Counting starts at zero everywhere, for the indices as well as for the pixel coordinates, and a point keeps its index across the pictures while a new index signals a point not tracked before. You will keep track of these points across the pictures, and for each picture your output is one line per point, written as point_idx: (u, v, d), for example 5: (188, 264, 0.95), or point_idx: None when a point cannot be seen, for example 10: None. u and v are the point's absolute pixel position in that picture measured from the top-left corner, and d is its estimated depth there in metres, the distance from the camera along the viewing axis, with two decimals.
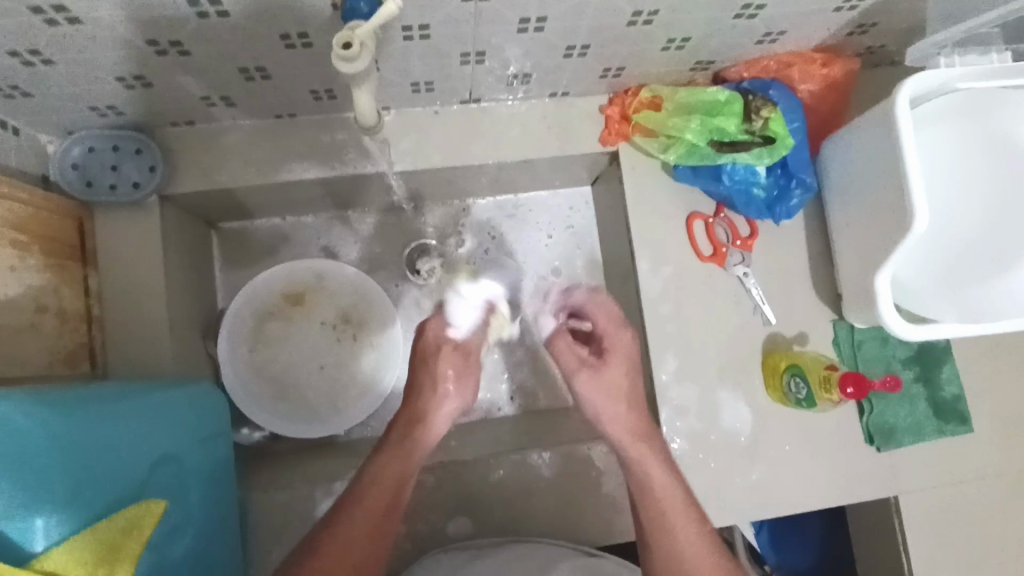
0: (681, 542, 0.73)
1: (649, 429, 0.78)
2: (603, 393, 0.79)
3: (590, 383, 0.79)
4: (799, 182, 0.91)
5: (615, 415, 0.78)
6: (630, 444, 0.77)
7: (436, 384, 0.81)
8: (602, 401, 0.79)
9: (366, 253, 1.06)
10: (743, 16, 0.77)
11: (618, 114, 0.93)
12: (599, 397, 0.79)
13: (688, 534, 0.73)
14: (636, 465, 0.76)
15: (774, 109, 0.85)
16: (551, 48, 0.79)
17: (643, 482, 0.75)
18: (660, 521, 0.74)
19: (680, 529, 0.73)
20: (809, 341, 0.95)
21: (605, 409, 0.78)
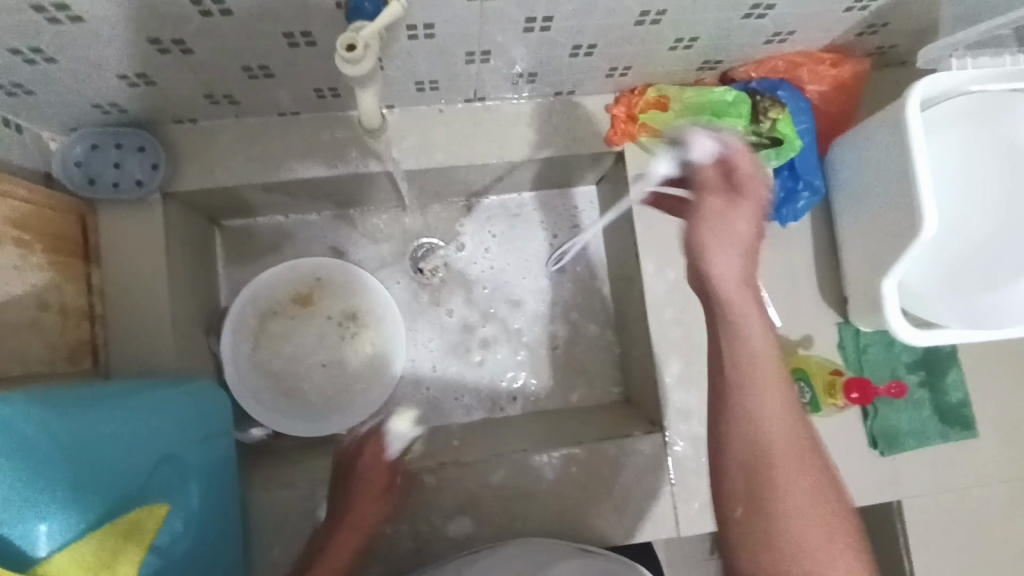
0: (768, 409, 0.68)
1: (757, 298, 0.73)
2: (722, 227, 0.73)
3: (714, 212, 0.74)
4: (806, 184, 0.90)
5: (725, 254, 0.73)
6: (732, 290, 0.72)
7: (364, 498, 0.85)
8: (716, 238, 0.73)
9: (369, 251, 1.06)
10: (752, 16, 0.76)
11: (623, 114, 0.92)
12: (713, 233, 0.73)
13: (777, 409, 0.69)
14: (752, 328, 0.71)
15: (782, 110, 0.85)
16: (557, 48, 0.78)
17: (739, 340, 0.71)
18: (750, 388, 0.69)
19: (770, 395, 0.69)
20: (814, 344, 0.94)
21: (715, 248, 0.73)
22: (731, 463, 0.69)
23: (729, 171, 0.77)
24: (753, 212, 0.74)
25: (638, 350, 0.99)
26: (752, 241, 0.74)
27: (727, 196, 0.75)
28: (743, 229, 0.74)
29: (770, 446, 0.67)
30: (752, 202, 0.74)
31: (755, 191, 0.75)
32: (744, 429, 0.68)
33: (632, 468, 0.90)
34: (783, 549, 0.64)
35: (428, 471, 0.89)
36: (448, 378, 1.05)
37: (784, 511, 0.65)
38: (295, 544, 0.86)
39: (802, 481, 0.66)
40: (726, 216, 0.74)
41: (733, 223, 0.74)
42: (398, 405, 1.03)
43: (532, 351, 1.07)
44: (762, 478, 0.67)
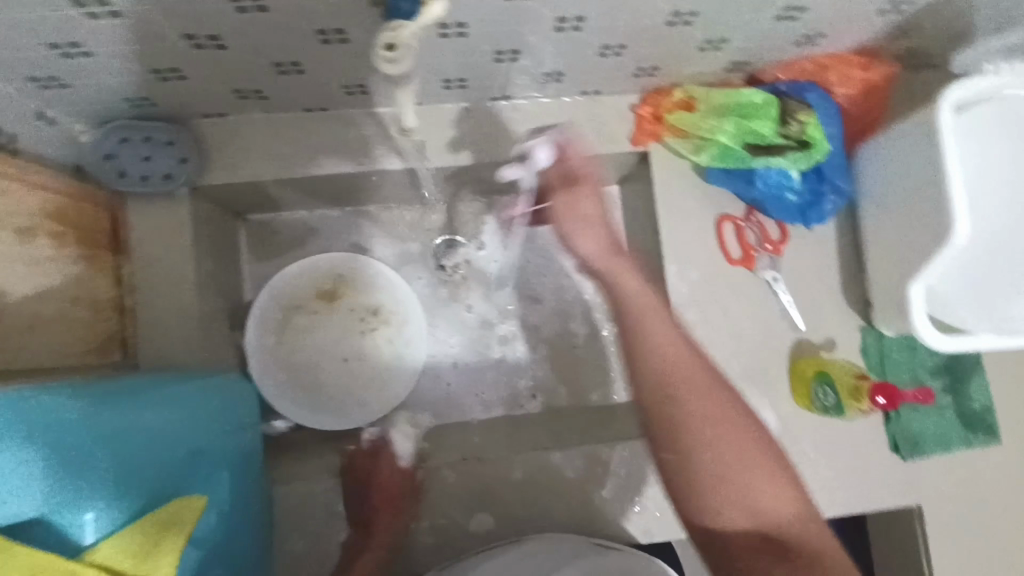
0: (660, 345, 0.71)
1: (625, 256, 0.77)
2: (577, 221, 0.78)
3: (564, 208, 0.78)
4: (833, 187, 0.90)
5: (585, 236, 0.77)
6: (602, 263, 0.76)
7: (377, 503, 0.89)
8: (578, 227, 0.77)
9: (391, 247, 1.06)
10: (785, 18, 0.75)
11: (650, 114, 0.92)
12: (571, 223, 0.78)
13: (663, 343, 0.71)
14: (632, 289, 0.74)
15: (812, 114, 0.85)
16: (587, 47, 0.78)
17: (623, 299, 0.74)
18: (638, 327, 0.72)
19: (654, 330, 0.71)
20: (836, 348, 0.94)
21: (575, 234, 0.77)
22: (639, 387, 0.71)
23: (583, 176, 0.81)
24: (596, 198, 0.78)
25: None
26: (608, 220, 0.79)
27: (568, 192, 0.79)
28: (593, 211, 0.78)
29: (669, 371, 0.70)
30: (590, 186, 0.79)
31: (585, 179, 0.80)
32: (659, 369, 0.70)
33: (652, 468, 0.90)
34: (710, 479, 0.66)
35: (449, 466, 0.90)
36: (468, 375, 1.05)
37: (702, 444, 0.67)
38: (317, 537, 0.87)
39: (707, 406, 0.68)
40: (578, 205, 0.78)
41: (582, 211, 0.78)
42: (418, 400, 1.04)
43: (551, 349, 1.07)
44: (671, 413, 0.69)
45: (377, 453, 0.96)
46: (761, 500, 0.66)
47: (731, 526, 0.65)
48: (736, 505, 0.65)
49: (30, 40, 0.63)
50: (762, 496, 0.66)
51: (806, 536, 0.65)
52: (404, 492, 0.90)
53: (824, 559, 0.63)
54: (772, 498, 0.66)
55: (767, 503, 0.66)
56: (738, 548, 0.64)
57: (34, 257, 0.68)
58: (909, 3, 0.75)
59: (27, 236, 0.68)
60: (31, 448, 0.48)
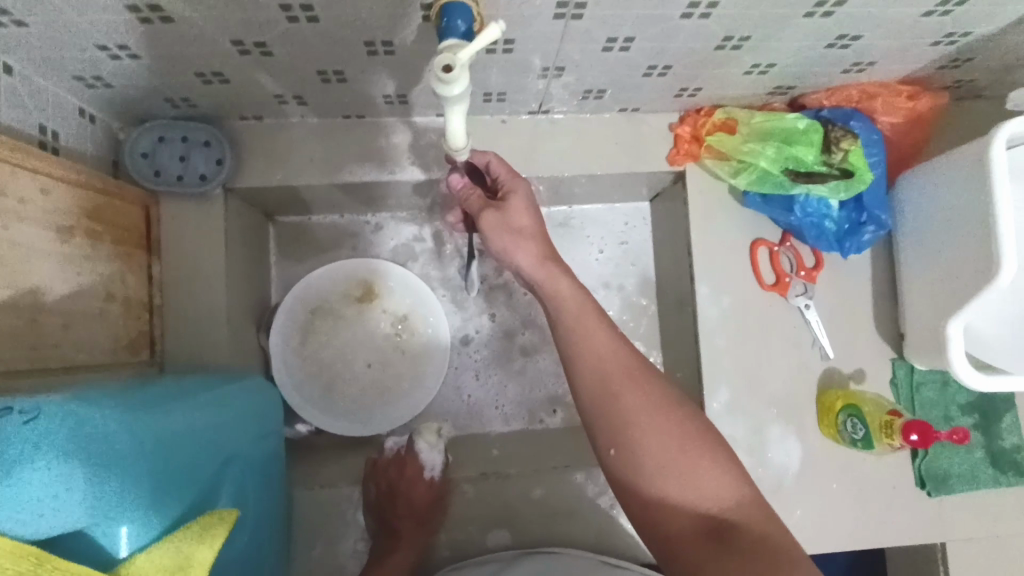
0: (594, 343, 0.69)
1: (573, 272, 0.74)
2: (508, 234, 0.74)
3: (494, 224, 0.74)
4: (872, 218, 0.88)
5: (519, 248, 0.73)
6: (539, 272, 0.73)
7: (402, 520, 0.88)
8: (509, 240, 0.74)
9: (419, 254, 1.06)
10: (836, 45, 0.74)
11: (688, 134, 0.92)
12: (504, 237, 0.74)
13: (598, 346, 0.68)
14: (562, 300, 0.71)
15: (855, 141, 0.83)
16: (632, 67, 0.78)
17: (555, 309, 0.72)
18: (578, 336, 0.69)
19: (593, 336, 0.69)
20: (866, 379, 0.93)
21: (510, 248, 0.74)
22: (580, 388, 0.68)
23: (509, 189, 0.75)
24: (525, 209, 0.74)
25: (685, 372, 0.99)
26: (542, 228, 0.75)
27: (497, 206, 0.74)
28: (529, 223, 0.74)
29: (609, 368, 0.67)
30: (519, 195, 0.75)
31: (514, 187, 0.75)
32: (594, 372, 0.68)
33: None
34: (651, 469, 0.64)
35: (470, 481, 0.91)
36: (491, 385, 1.05)
37: (639, 435, 0.64)
38: (334, 543, 0.88)
39: (640, 396, 0.66)
40: (508, 219, 0.74)
41: (514, 223, 0.74)
42: (439, 410, 1.04)
43: None
44: (612, 409, 0.66)
45: (401, 461, 0.93)
46: (701, 485, 0.63)
47: (676, 514, 0.63)
48: (677, 492, 0.63)
49: (81, 42, 0.63)
50: (700, 479, 0.63)
51: (751, 522, 0.62)
52: (432, 512, 0.90)
53: (773, 542, 0.61)
54: (713, 486, 0.63)
55: (710, 491, 0.63)
56: (688, 542, 0.62)
57: (71, 258, 0.67)
58: (964, 36, 0.74)
59: (66, 236, 0.67)
60: (69, 464, 0.48)
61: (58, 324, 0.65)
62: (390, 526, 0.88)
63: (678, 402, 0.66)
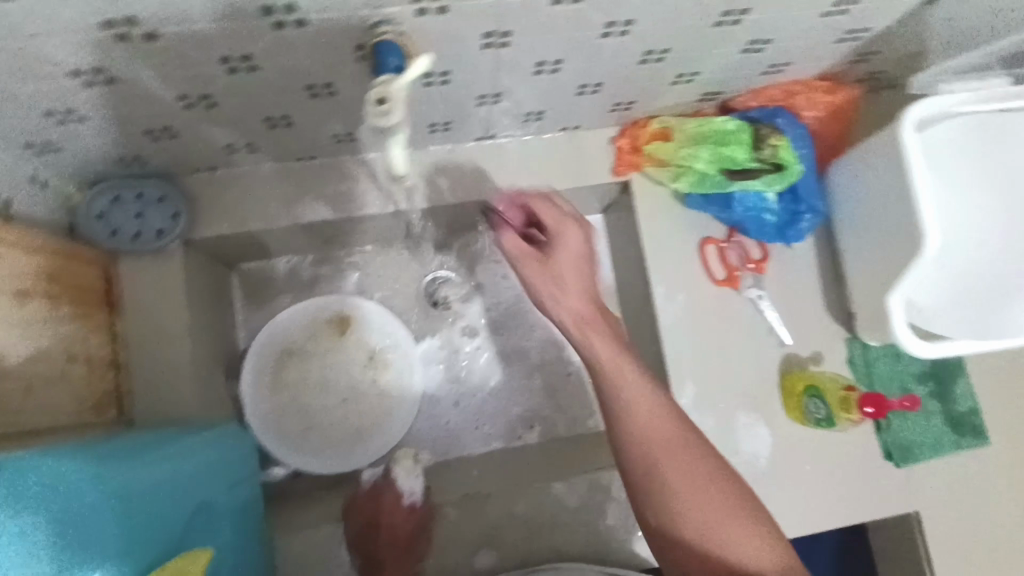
0: (633, 402, 0.71)
1: (615, 332, 0.77)
2: (550, 282, 0.78)
3: (537, 273, 0.78)
4: (808, 207, 0.94)
5: (563, 297, 0.78)
6: (576, 327, 0.77)
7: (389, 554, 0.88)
8: (551, 289, 0.78)
9: (382, 287, 1.08)
10: (749, 50, 0.80)
11: (628, 146, 0.96)
12: (546, 286, 0.78)
13: (640, 410, 0.71)
14: (602, 357, 0.74)
15: (782, 137, 0.90)
16: (566, 88, 0.82)
17: (595, 366, 0.75)
18: (617, 396, 0.72)
19: (630, 395, 0.72)
20: (824, 362, 0.96)
21: (553, 296, 0.78)
22: (621, 448, 0.72)
23: (558, 240, 0.78)
24: (575, 263, 0.78)
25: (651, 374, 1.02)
26: (589, 280, 0.78)
27: (542, 257, 0.78)
28: (572, 273, 0.78)
29: (648, 429, 0.70)
30: (567, 245, 0.78)
31: (563, 236, 0.78)
32: (633, 435, 0.71)
33: None
34: (692, 529, 0.67)
35: (452, 504, 0.91)
36: (467, 407, 1.06)
37: (677, 501, 0.68)
38: None
39: (682, 460, 0.69)
40: (551, 271, 0.78)
41: (558, 273, 0.78)
42: (418, 437, 1.04)
43: (547, 376, 1.08)
44: (652, 472, 0.69)
45: (382, 494, 0.94)
46: (744, 552, 0.65)
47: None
48: (710, 550, 0.66)
49: (27, 111, 0.65)
50: (736, 544, 0.65)
51: None
52: (417, 541, 0.90)
53: None
54: (750, 548, 0.65)
55: (748, 554, 0.65)
56: None
57: (30, 320, 0.68)
58: (865, 31, 0.80)
59: (22, 299, 0.67)
60: (36, 513, 0.48)
61: (22, 388, 0.65)
62: (378, 562, 0.88)
63: (717, 464, 0.70)
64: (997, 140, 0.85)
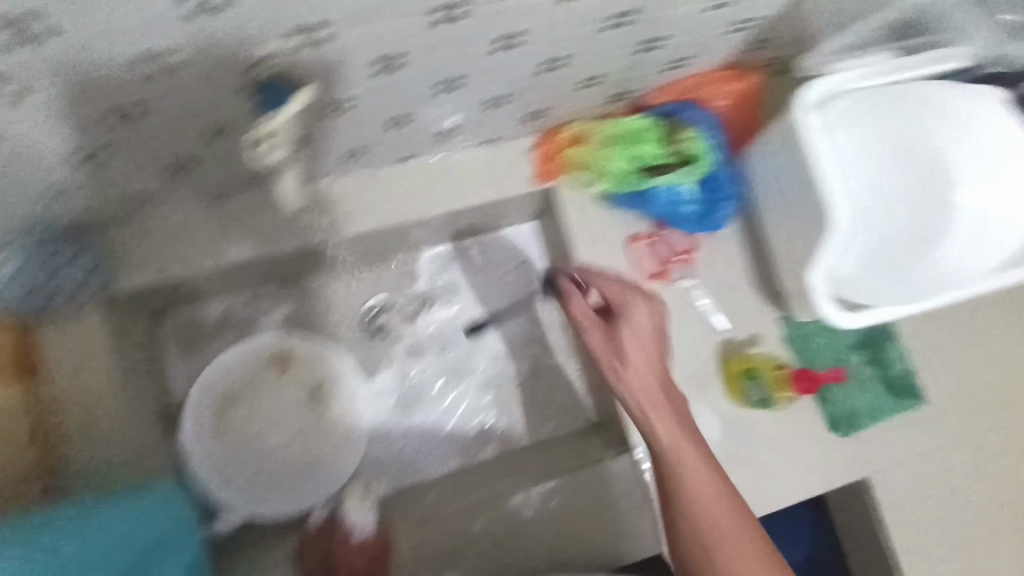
0: (695, 484, 0.70)
1: (680, 410, 0.74)
2: (613, 353, 0.73)
3: (603, 345, 0.74)
4: (724, 194, 0.98)
5: (629, 372, 0.72)
6: (639, 402, 0.73)
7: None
8: (614, 360, 0.73)
9: (320, 320, 1.06)
10: (644, 50, 0.82)
11: (546, 155, 0.98)
12: (609, 357, 0.73)
13: (702, 491, 0.70)
14: (665, 432, 0.72)
15: (692, 131, 0.93)
16: (471, 101, 0.84)
17: (656, 438, 0.72)
18: (679, 474, 0.71)
19: (693, 475, 0.70)
20: (761, 343, 0.99)
21: (615, 368, 0.73)
22: (676, 524, 0.71)
23: (626, 314, 0.75)
24: (647, 337, 0.75)
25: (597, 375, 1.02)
26: (657, 356, 0.75)
27: (609, 329, 0.75)
28: (642, 349, 0.74)
29: (705, 512, 0.70)
30: (636, 318, 0.75)
31: (632, 311, 0.75)
32: (693, 516, 0.70)
33: (603, 493, 0.92)
34: None
35: (411, 530, 0.90)
36: (419, 430, 1.06)
37: None
38: None
39: (738, 546, 0.68)
40: (616, 344, 0.74)
41: (624, 347, 0.74)
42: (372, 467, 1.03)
43: (498, 389, 1.08)
44: (709, 556, 0.68)
45: (338, 528, 0.93)
46: None
47: None
48: None
49: None
50: None
51: None
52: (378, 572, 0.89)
53: None
54: None
55: None
56: None
57: None
58: (753, 21, 0.83)
59: None
60: None
61: None
62: None
63: (772, 549, 0.69)
64: (911, 108, 0.83)
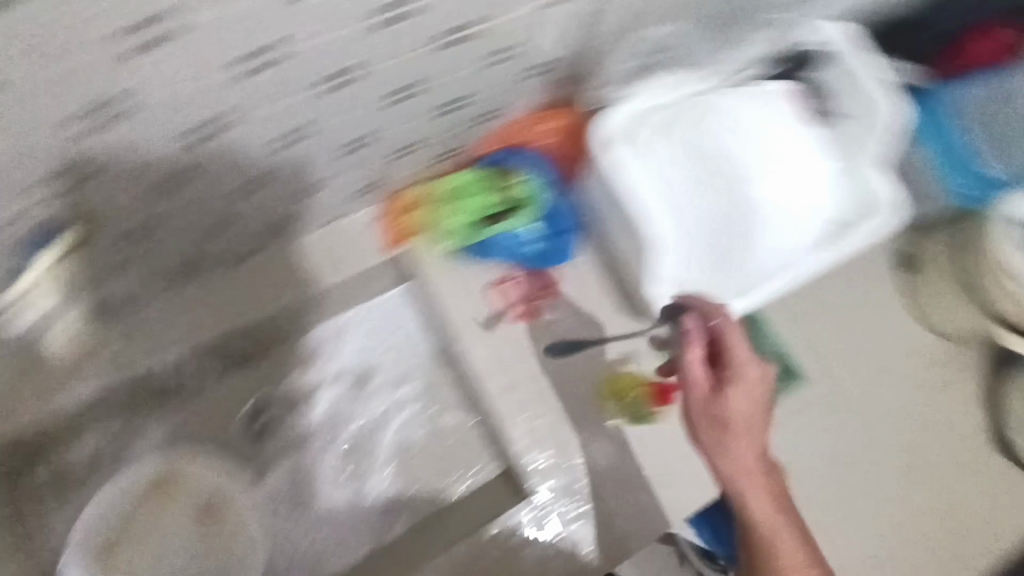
0: (786, 560, 0.68)
1: (774, 484, 0.71)
2: (712, 426, 0.70)
3: (700, 408, 0.71)
4: (561, 229, 0.99)
5: (734, 444, 0.70)
6: (744, 473, 0.70)
7: None
8: (715, 432, 0.70)
9: (199, 433, 1.02)
10: (448, 110, 0.84)
11: (391, 223, 1.01)
12: (706, 428, 0.71)
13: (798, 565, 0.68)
14: (758, 506, 0.70)
15: (521, 174, 0.98)
16: (288, 187, 0.85)
17: (746, 508, 0.70)
18: (771, 549, 0.69)
19: (786, 548, 0.69)
20: (638, 361, 0.99)
21: (717, 438, 0.70)
22: None
23: (736, 379, 0.71)
24: (753, 404, 0.70)
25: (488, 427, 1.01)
26: (762, 427, 0.71)
27: (713, 397, 0.71)
28: (744, 421, 0.70)
29: None
30: (746, 386, 0.70)
31: (743, 377, 0.71)
32: None
33: None
34: None
35: None
36: (323, 521, 1.03)
37: None
38: None
39: None
40: (721, 412, 0.70)
41: (727, 416, 0.70)
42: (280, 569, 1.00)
43: (399, 463, 1.06)
44: None
45: None
46: None
47: None
48: None
49: None
50: None
51: None
52: None
53: None
54: None
55: None
56: None
57: None
58: (550, 64, 0.83)
59: None
60: None
61: None
62: None
63: None
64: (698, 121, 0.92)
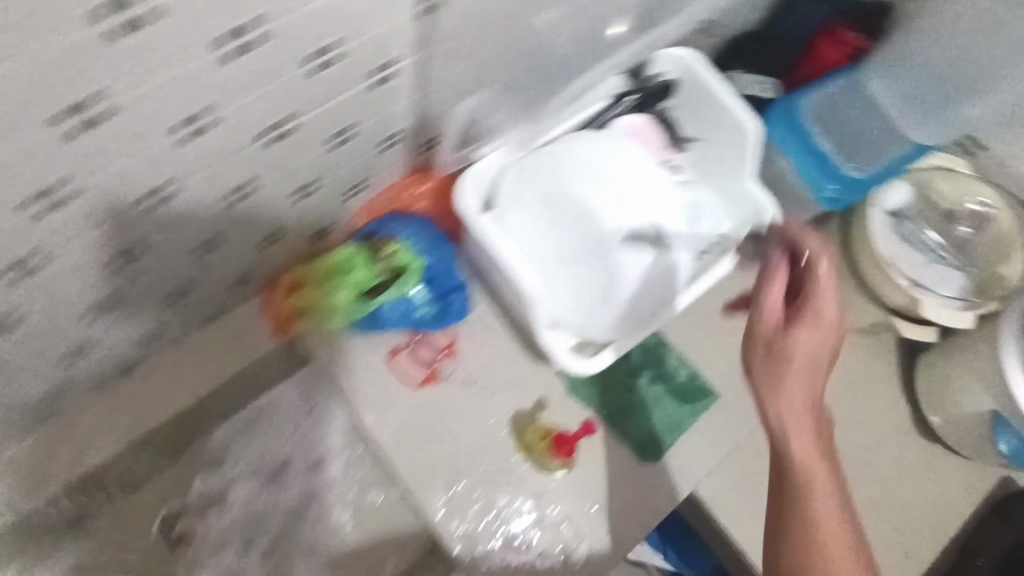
0: (824, 506, 0.68)
1: (821, 433, 0.72)
2: (773, 361, 0.72)
3: (772, 335, 0.74)
4: (452, 287, 0.99)
5: (794, 379, 0.71)
6: (800, 412, 0.71)
7: None
8: (773, 366, 0.72)
9: (114, 554, 0.98)
10: (304, 195, 0.83)
11: (276, 313, 1.00)
12: (766, 363, 0.73)
13: (832, 516, 0.68)
14: (801, 453, 0.70)
15: (395, 243, 0.94)
16: (151, 297, 0.82)
17: (788, 454, 0.70)
18: (806, 494, 0.69)
19: (822, 493, 0.69)
20: (548, 404, 1.01)
21: (771, 376, 0.72)
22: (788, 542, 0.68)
23: (817, 311, 0.74)
24: (820, 342, 0.73)
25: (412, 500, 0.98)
26: (820, 371, 0.73)
27: (802, 320, 0.74)
28: (817, 353, 0.73)
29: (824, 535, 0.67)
30: (823, 319, 0.74)
31: (818, 313, 0.74)
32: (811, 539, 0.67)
33: None
34: None
35: None
36: None
37: None
38: None
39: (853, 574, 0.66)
40: (800, 338, 0.73)
41: (803, 345, 0.72)
42: None
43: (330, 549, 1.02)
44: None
45: None
46: None
47: None
48: None
49: None
50: None
51: None
52: None
53: None
54: None
55: None
56: None
57: None
58: (399, 135, 0.83)
59: None
60: None
61: None
62: None
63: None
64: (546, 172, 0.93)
